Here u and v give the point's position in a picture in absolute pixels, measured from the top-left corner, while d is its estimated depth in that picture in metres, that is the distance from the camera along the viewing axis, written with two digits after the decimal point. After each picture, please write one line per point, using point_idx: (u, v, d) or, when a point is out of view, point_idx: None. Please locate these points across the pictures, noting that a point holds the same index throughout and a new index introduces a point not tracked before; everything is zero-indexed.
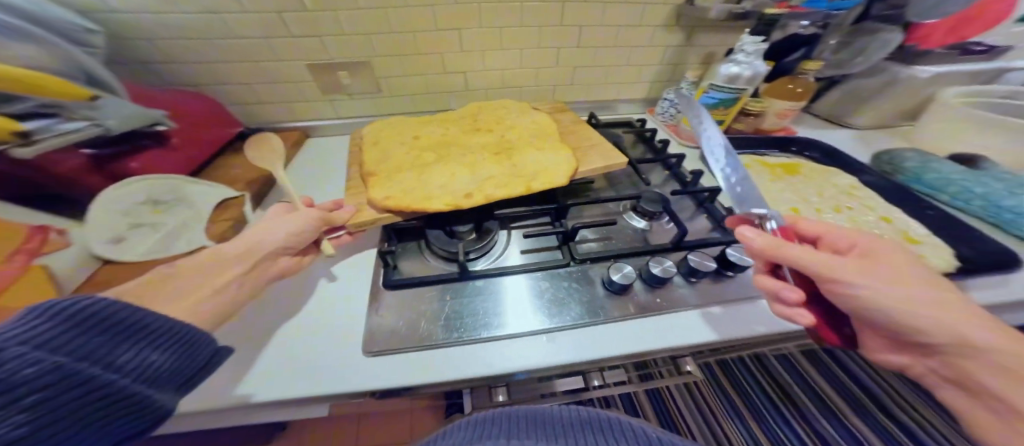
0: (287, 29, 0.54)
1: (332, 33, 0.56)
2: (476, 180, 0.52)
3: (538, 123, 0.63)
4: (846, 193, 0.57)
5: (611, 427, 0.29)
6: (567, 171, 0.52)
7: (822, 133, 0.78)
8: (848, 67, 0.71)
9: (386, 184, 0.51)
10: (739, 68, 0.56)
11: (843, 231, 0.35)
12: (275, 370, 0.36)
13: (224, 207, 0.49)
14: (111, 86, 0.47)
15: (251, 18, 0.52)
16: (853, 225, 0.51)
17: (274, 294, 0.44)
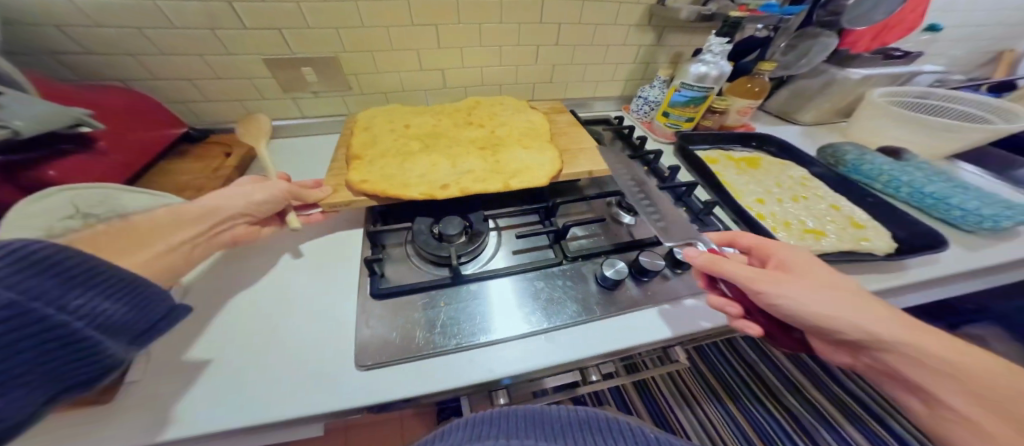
0: (239, 20, 0.49)
1: (293, 25, 0.51)
2: (455, 173, 0.51)
3: (533, 123, 0.62)
4: (801, 184, 0.63)
5: (606, 428, 0.28)
6: (554, 171, 0.52)
7: (776, 129, 0.86)
8: (795, 68, 0.77)
9: (366, 168, 0.50)
10: (707, 67, 0.60)
11: (774, 246, 0.38)
12: (249, 396, 0.32)
13: None
14: (11, 78, 0.39)
15: (195, 7, 0.46)
16: (809, 213, 0.56)
17: (244, 308, 0.40)
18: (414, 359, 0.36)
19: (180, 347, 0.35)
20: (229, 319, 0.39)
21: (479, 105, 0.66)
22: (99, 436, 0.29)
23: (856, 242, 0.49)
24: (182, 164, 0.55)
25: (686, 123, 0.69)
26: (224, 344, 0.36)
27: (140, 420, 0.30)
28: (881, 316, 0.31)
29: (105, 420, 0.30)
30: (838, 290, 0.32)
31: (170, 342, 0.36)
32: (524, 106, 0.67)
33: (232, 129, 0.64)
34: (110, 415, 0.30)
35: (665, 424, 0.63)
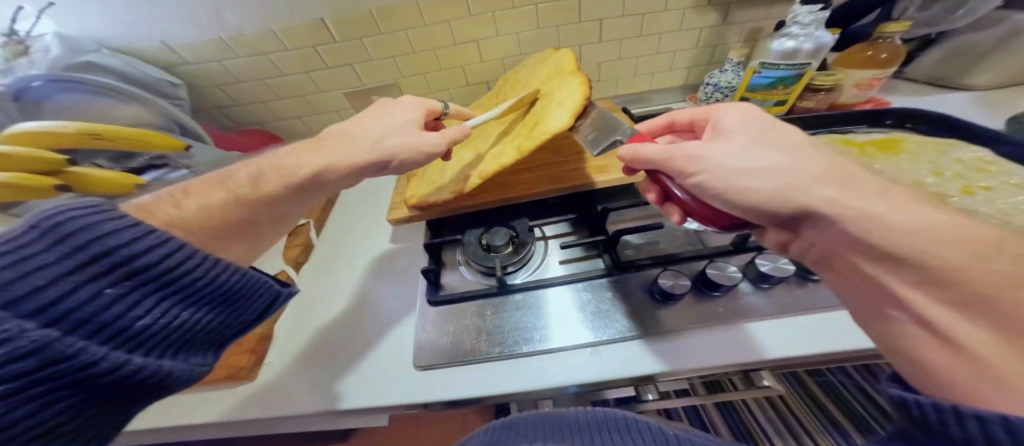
0: (321, 61, 0.58)
1: (360, 60, 0.59)
2: (479, 162, 0.49)
3: (558, 60, 0.52)
4: (976, 169, 0.44)
5: (628, 428, 0.23)
6: (576, 105, 0.41)
7: (924, 100, 0.64)
8: (947, 24, 0.59)
9: (419, 184, 0.55)
10: (796, 42, 0.49)
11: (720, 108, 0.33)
12: (337, 383, 0.38)
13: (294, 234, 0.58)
14: (195, 130, 0.55)
15: (290, 54, 0.57)
16: (992, 208, 0.38)
17: (330, 306, 0.47)
18: (464, 364, 0.37)
19: (289, 342, 0.43)
20: (319, 314, 0.46)
21: (512, 85, 0.59)
22: (245, 408, 0.37)
23: None
24: None
25: (775, 107, 0.57)
26: (320, 339, 0.43)
27: (273, 393, 0.38)
28: (818, 185, 0.24)
29: (255, 395, 0.38)
30: (778, 149, 0.27)
31: (287, 330, 0.45)
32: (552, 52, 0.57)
33: None
34: (253, 391, 0.39)
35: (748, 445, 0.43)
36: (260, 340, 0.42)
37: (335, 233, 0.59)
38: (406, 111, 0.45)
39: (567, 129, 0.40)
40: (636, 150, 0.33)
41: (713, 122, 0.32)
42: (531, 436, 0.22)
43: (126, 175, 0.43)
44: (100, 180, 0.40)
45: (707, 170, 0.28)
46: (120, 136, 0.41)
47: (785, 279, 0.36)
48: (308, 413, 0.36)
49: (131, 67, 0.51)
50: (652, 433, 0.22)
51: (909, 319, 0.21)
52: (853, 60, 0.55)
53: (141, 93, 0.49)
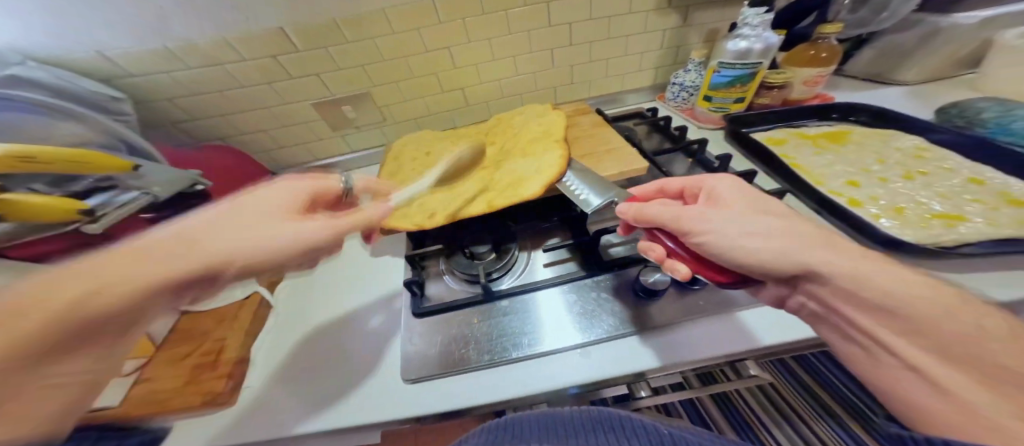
0: (285, 71, 0.56)
1: (327, 69, 0.57)
2: (450, 200, 0.50)
3: (546, 124, 0.58)
4: (914, 156, 0.48)
5: (623, 427, 0.23)
6: (553, 176, 0.46)
7: (864, 95, 0.70)
8: (875, 24, 0.65)
9: None
10: (748, 42, 0.53)
11: (714, 179, 0.34)
12: (322, 403, 0.36)
13: None
14: (143, 147, 0.50)
15: (249, 64, 0.54)
16: (931, 191, 0.42)
17: (310, 325, 0.45)
18: (454, 375, 0.36)
19: (266, 363, 0.40)
20: (299, 333, 0.44)
21: (501, 133, 0.62)
22: (219, 434, 0.34)
23: (1020, 228, 0.35)
24: None
25: (735, 105, 0.60)
26: (300, 359, 0.40)
27: (249, 420, 0.35)
28: (802, 245, 0.27)
29: (229, 424, 0.35)
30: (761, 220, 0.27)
31: (265, 353, 0.42)
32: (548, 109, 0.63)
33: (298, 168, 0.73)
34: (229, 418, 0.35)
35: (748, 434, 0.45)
36: (237, 363, 0.38)
37: None
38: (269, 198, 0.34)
39: (539, 195, 0.45)
40: (639, 209, 0.33)
41: (706, 187, 0.34)
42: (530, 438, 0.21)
43: (66, 199, 0.39)
44: (37, 206, 0.36)
45: (709, 231, 0.28)
46: (55, 159, 0.35)
47: None
48: (290, 437, 0.33)
49: (62, 80, 0.46)
50: (646, 433, 0.22)
51: (899, 365, 0.25)
52: (800, 61, 0.60)
53: (75, 109, 0.45)
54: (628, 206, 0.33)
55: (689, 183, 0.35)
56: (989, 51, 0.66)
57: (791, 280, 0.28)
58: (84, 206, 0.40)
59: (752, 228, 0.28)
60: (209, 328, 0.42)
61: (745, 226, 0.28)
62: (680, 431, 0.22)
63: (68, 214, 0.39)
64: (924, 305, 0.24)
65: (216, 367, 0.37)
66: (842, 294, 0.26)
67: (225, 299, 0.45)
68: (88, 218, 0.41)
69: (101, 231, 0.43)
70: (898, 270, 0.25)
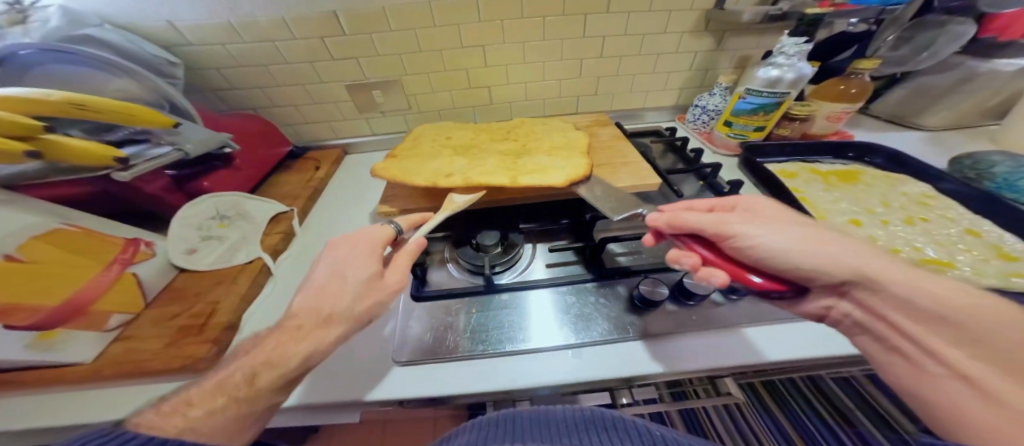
0: (328, 52, 0.58)
1: (366, 55, 0.60)
2: (465, 167, 0.53)
3: (570, 139, 0.60)
4: (919, 202, 0.49)
5: (616, 427, 0.25)
6: (578, 175, 0.49)
7: (882, 135, 0.70)
8: (913, 64, 0.65)
9: (399, 161, 0.57)
10: (780, 71, 0.54)
11: (749, 196, 0.36)
12: (321, 374, 0.38)
13: (277, 221, 0.56)
14: (186, 109, 0.52)
15: (298, 43, 0.57)
16: (930, 238, 0.43)
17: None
18: (449, 360, 0.38)
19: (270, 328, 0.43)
20: None
21: (526, 131, 0.65)
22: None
23: (1004, 280, 0.36)
24: (287, 176, 0.68)
25: (754, 132, 0.61)
26: None
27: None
28: (850, 255, 0.29)
29: None
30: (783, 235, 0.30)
31: (257, 320, 0.44)
32: (570, 127, 0.65)
33: (321, 146, 0.76)
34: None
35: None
36: (223, 328, 0.40)
37: (324, 226, 0.60)
38: (358, 268, 0.35)
39: (563, 186, 0.48)
40: (674, 215, 0.34)
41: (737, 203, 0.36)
42: (515, 436, 0.24)
43: (107, 148, 0.41)
44: (81, 151, 0.38)
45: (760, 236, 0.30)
46: (104, 108, 0.38)
47: None
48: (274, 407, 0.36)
49: (129, 42, 0.50)
50: (640, 434, 0.24)
51: (946, 375, 0.27)
52: (827, 95, 0.60)
53: (131, 66, 0.47)
54: (661, 217, 0.34)
55: (720, 200, 0.38)
56: (1015, 105, 0.66)
57: (839, 287, 0.31)
58: (118, 155, 0.42)
59: (788, 236, 0.30)
60: (203, 289, 0.45)
61: (785, 232, 0.30)
62: (663, 430, 0.24)
63: (102, 159, 0.40)
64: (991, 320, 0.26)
65: (201, 332, 0.40)
66: (890, 303, 0.29)
67: (230, 262, 0.48)
68: (119, 166, 0.43)
69: (128, 179, 0.44)
70: (929, 296, 0.28)
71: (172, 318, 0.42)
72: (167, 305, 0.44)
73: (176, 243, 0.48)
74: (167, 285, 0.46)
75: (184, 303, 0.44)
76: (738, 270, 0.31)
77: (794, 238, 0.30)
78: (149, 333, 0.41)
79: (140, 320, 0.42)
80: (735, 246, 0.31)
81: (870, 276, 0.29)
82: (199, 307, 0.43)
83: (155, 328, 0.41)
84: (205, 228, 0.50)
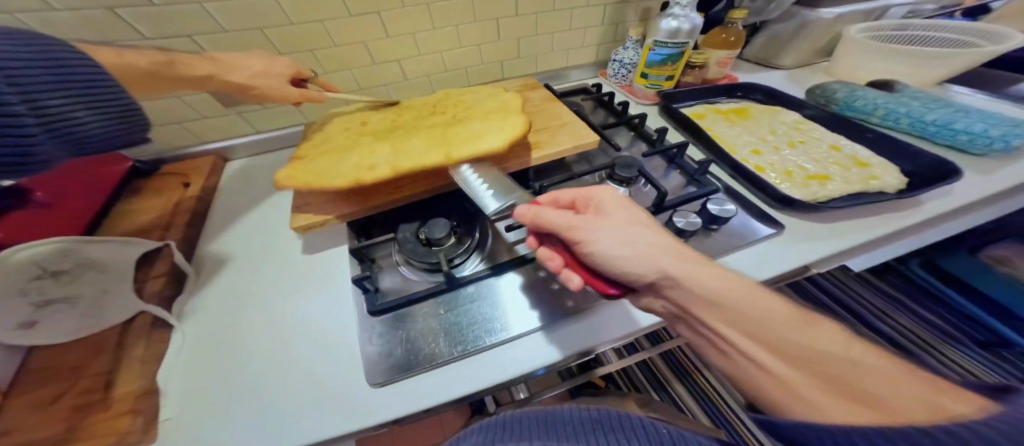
0: (133, 29, 0.43)
1: (204, 30, 0.46)
2: (395, 153, 0.46)
3: (500, 99, 0.56)
4: (795, 128, 0.59)
5: (621, 424, 0.26)
6: (515, 135, 0.46)
7: (758, 76, 0.82)
8: (766, 14, 0.75)
9: (307, 164, 0.46)
10: (678, 22, 0.57)
11: (604, 191, 0.36)
12: (281, 420, 0.30)
13: (149, 263, 0.41)
14: None
15: (66, 17, 0.40)
16: (809, 157, 0.52)
17: (244, 334, 0.37)
18: (425, 370, 0.34)
19: (203, 371, 0.34)
20: (233, 341, 0.37)
21: (453, 102, 0.58)
22: None
23: (863, 183, 0.46)
24: (137, 201, 0.50)
25: (666, 82, 0.65)
26: (229, 379, 0.33)
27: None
28: None
29: None
30: (635, 233, 0.31)
31: (180, 377, 0.33)
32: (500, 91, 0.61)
33: (183, 155, 0.58)
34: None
35: (730, 429, 0.55)
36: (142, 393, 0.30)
37: (223, 256, 0.46)
38: (275, 62, 0.47)
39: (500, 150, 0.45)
40: (538, 212, 0.33)
41: (593, 200, 0.35)
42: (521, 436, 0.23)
43: None
44: None
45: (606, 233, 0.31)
46: None
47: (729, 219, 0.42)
48: None
49: None
50: (645, 430, 0.25)
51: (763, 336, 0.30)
52: (714, 42, 0.67)
53: None
54: (525, 214, 0.33)
55: (579, 195, 0.36)
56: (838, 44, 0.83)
57: (653, 286, 0.31)
58: None
59: (629, 241, 0.30)
60: (79, 360, 0.32)
61: (622, 237, 0.31)
62: (678, 430, 0.26)
63: None
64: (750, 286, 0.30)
65: (111, 404, 0.28)
66: (687, 296, 0.29)
67: (102, 324, 0.34)
68: None
69: None
70: None
71: (56, 400, 0.28)
72: (37, 386, 0.30)
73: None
74: (22, 363, 0.31)
75: (65, 378, 0.30)
76: (590, 273, 0.32)
77: (624, 243, 0.30)
78: (26, 423, 0.27)
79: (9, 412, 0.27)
80: (582, 249, 0.31)
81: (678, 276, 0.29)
82: (90, 381, 0.30)
83: (34, 418, 0.27)
84: (35, 292, 0.30)
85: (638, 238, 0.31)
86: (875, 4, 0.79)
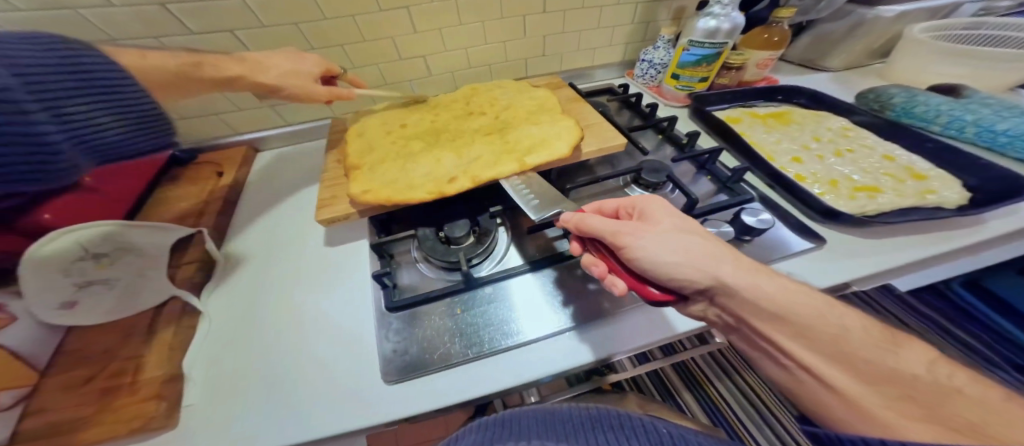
0: (181, 24, 0.45)
1: (243, 26, 0.48)
2: (463, 164, 0.47)
3: (537, 99, 0.57)
4: (840, 135, 0.55)
5: (623, 426, 0.26)
6: (577, 139, 0.47)
7: (800, 79, 0.77)
8: (815, 13, 0.70)
9: (369, 177, 0.46)
10: (717, 21, 0.54)
11: (650, 199, 0.34)
12: (296, 410, 0.31)
13: (181, 251, 0.43)
14: None
15: (118, 13, 0.42)
16: (857, 167, 0.48)
17: (266, 324, 0.38)
18: (438, 370, 0.33)
19: (226, 358, 0.35)
20: (254, 329, 0.38)
21: (486, 103, 0.58)
22: None
23: (920, 197, 0.42)
24: (174, 188, 0.52)
25: (699, 83, 0.62)
26: (248, 368, 0.34)
27: (209, 434, 0.29)
28: None
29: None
30: (689, 243, 0.29)
31: (204, 363, 0.35)
32: (527, 86, 0.61)
33: (218, 145, 0.61)
34: (180, 439, 0.29)
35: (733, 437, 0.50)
36: (166, 380, 0.31)
37: (250, 244, 0.48)
38: (306, 60, 0.48)
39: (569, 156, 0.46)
40: (582, 219, 0.33)
41: (638, 208, 0.34)
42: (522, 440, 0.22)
43: None
44: None
45: (654, 239, 0.29)
46: None
47: (765, 231, 0.40)
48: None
49: None
50: (645, 432, 0.25)
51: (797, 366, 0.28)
52: (756, 44, 0.63)
53: None
54: (568, 216, 0.33)
55: (623, 203, 0.35)
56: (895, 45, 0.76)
57: (705, 292, 0.29)
58: None
59: (680, 249, 0.29)
60: (109, 345, 0.33)
61: (675, 246, 0.29)
62: (679, 430, 0.25)
63: None
64: (793, 306, 0.27)
65: (136, 389, 0.30)
66: (744, 306, 0.28)
67: (137, 306, 0.36)
68: None
69: None
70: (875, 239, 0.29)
71: (87, 382, 0.30)
72: (72, 368, 0.31)
73: (43, 297, 0.31)
74: (60, 345, 0.33)
75: (96, 363, 0.32)
76: (636, 279, 0.30)
77: (676, 251, 0.29)
78: (60, 403, 0.29)
79: (45, 389, 0.30)
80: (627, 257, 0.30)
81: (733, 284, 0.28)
82: (119, 365, 0.32)
83: (68, 398, 0.29)
84: (77, 272, 0.32)
85: (690, 247, 0.29)
86: (941, 2, 0.72)
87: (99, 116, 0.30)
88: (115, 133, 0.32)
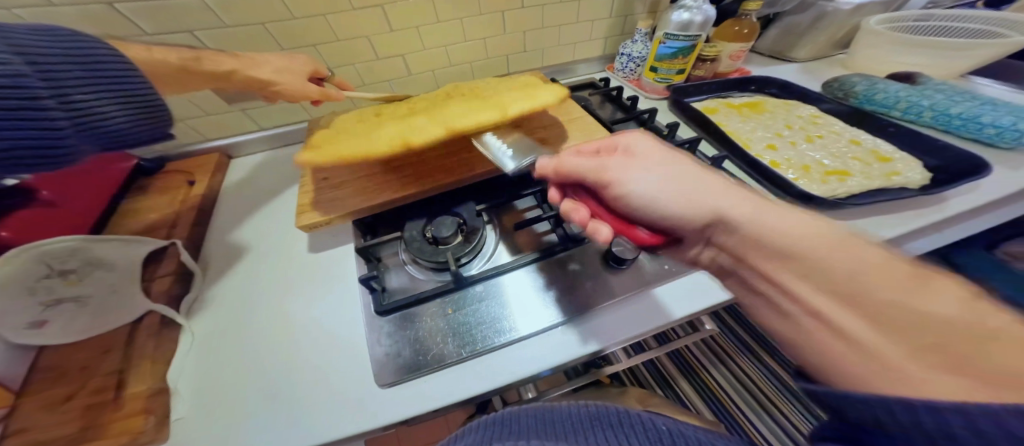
0: (134, 25, 0.43)
1: (204, 25, 0.45)
2: (436, 122, 0.46)
3: (513, 76, 0.58)
4: (811, 122, 0.57)
5: (619, 422, 0.24)
6: (552, 100, 0.48)
7: (771, 69, 0.80)
8: (781, 5, 0.75)
9: (336, 145, 0.45)
10: (690, 13, 0.56)
11: (630, 136, 0.34)
12: (289, 421, 0.30)
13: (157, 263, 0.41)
14: None
15: (65, 13, 0.40)
16: (827, 152, 0.50)
17: (251, 335, 0.37)
18: (434, 370, 0.33)
19: (212, 371, 0.34)
20: (239, 341, 0.36)
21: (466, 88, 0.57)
22: None
23: (885, 179, 0.44)
24: (142, 199, 0.49)
25: (677, 76, 0.64)
26: (235, 381, 0.33)
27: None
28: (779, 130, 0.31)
29: None
30: (665, 174, 0.30)
31: (189, 379, 0.33)
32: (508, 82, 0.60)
33: (188, 152, 0.58)
34: None
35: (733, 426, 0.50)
36: (153, 394, 0.30)
37: (230, 253, 0.46)
38: (282, 58, 0.47)
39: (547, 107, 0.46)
40: (560, 162, 0.33)
41: (620, 145, 0.34)
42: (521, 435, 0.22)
43: None
44: None
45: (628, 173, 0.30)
46: None
47: None
48: None
49: None
50: (645, 430, 0.23)
51: None
52: (726, 35, 0.65)
53: None
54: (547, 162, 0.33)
55: (602, 143, 0.35)
56: (855, 36, 0.80)
57: (705, 231, 0.29)
58: None
59: (654, 180, 0.30)
60: (88, 362, 0.32)
61: (649, 176, 0.30)
62: (679, 426, 0.23)
63: None
64: (817, 239, 0.25)
65: (122, 405, 0.29)
66: (741, 239, 0.28)
67: (111, 322, 0.34)
68: None
69: None
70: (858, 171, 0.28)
71: (67, 400, 0.29)
72: (48, 388, 0.30)
73: (9, 318, 0.29)
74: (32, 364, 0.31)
75: (76, 379, 0.30)
76: (623, 225, 0.31)
77: (653, 182, 0.29)
78: (39, 423, 0.27)
79: (22, 411, 0.28)
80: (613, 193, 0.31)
81: (729, 214, 0.28)
82: (100, 381, 0.30)
83: (49, 417, 0.28)
84: (45, 291, 0.31)
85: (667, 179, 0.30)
86: None
87: (103, 104, 0.31)
88: (119, 120, 0.32)
